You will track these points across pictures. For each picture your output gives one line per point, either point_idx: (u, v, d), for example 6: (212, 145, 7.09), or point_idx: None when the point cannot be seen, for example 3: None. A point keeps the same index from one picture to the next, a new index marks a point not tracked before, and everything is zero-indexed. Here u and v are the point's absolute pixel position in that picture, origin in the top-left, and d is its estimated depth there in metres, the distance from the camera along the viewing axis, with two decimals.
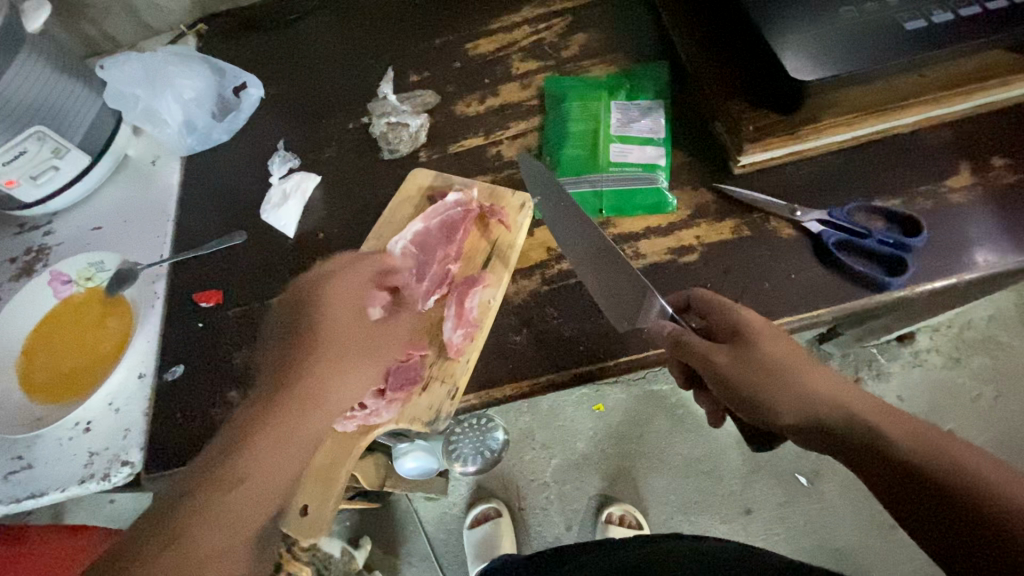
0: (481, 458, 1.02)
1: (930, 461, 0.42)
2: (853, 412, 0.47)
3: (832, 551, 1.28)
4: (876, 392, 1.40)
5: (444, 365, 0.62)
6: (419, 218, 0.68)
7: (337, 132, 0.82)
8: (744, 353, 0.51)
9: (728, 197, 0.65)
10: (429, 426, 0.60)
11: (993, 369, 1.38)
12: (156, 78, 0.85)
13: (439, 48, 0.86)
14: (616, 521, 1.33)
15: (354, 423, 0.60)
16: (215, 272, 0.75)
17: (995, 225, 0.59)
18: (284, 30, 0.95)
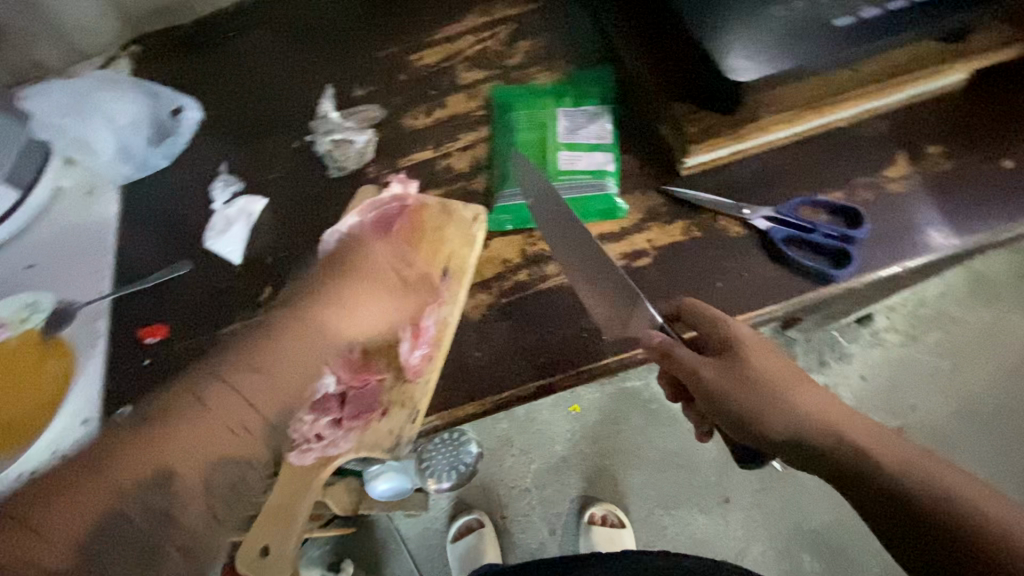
0: (459, 470, 1.00)
1: (922, 489, 0.45)
2: (845, 434, 0.48)
3: (809, 533, 1.31)
4: (841, 373, 1.45)
5: (403, 389, 0.59)
6: (354, 211, 0.66)
7: (283, 152, 0.79)
8: (740, 371, 0.51)
9: (679, 198, 0.65)
10: (391, 453, 0.57)
11: (948, 343, 1.44)
12: (86, 105, 0.84)
13: (384, 61, 0.84)
14: (598, 521, 1.33)
15: (312, 454, 0.58)
16: (159, 305, 0.72)
17: (932, 212, 0.60)
18: (223, 48, 0.92)
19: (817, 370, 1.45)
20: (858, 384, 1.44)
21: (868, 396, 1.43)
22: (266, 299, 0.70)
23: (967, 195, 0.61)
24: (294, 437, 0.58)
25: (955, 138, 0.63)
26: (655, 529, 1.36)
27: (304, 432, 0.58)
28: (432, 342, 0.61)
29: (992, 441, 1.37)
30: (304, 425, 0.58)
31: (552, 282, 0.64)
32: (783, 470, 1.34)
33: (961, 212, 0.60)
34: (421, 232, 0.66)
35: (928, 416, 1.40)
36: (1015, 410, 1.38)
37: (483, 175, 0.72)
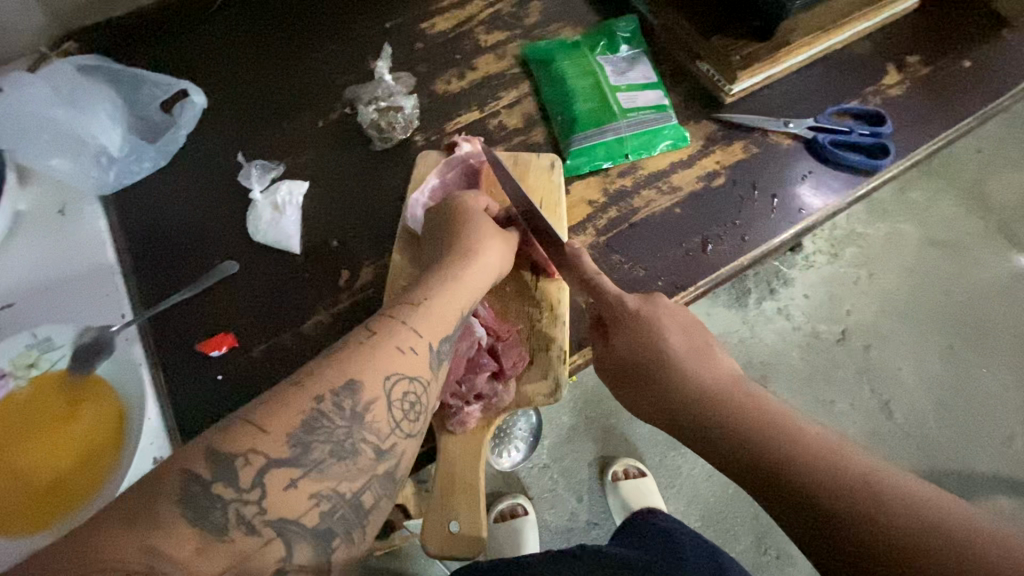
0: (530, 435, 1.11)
1: (780, 459, 0.40)
2: (724, 407, 0.45)
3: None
4: (789, 298, 1.40)
5: (543, 334, 0.58)
6: (433, 173, 0.66)
7: (309, 133, 0.73)
8: (630, 350, 0.52)
9: (729, 123, 0.72)
10: (553, 398, 0.56)
11: (863, 256, 1.43)
12: (76, 97, 0.69)
13: (392, 31, 0.79)
14: (621, 477, 1.22)
15: (475, 415, 0.54)
16: (215, 313, 0.63)
17: (927, 108, 0.73)
18: (189, 35, 0.80)
19: (768, 298, 1.40)
20: (803, 303, 1.39)
21: (815, 311, 1.38)
22: (347, 284, 0.64)
23: (947, 91, 0.74)
24: (452, 404, 0.54)
25: (925, 48, 0.76)
26: (671, 470, 1.28)
27: (462, 392, 0.54)
28: (553, 284, 0.60)
29: (950, 343, 1.35)
30: (461, 387, 0.54)
31: (643, 213, 0.67)
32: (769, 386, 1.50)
33: (947, 104, 0.73)
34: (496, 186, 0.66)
35: (865, 317, 1.37)
36: (979, 307, 1.38)
37: (540, 128, 0.73)
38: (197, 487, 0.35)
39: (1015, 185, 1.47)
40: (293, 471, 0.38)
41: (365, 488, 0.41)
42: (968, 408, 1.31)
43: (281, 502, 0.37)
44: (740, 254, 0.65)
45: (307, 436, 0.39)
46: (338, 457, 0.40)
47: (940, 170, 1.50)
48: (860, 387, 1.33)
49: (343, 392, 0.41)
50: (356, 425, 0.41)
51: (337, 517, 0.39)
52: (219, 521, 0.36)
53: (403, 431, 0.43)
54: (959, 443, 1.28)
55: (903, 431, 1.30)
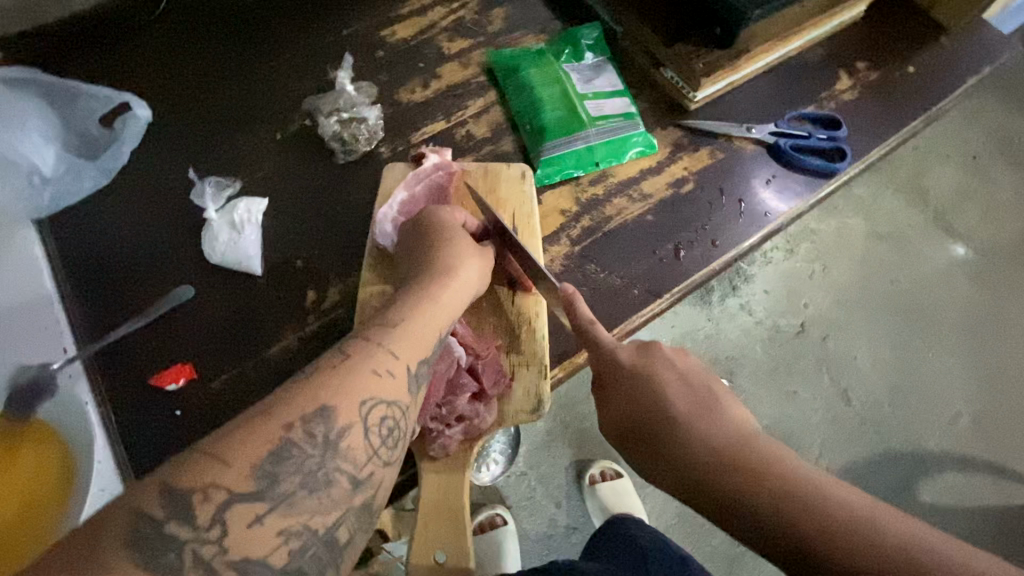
0: (508, 450, 1.11)
1: (743, 472, 0.40)
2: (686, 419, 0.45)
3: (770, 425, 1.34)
4: (750, 294, 1.44)
5: (522, 349, 0.57)
6: (401, 186, 0.63)
7: (266, 147, 0.69)
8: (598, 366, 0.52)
9: (695, 129, 0.73)
10: (536, 415, 0.55)
11: (818, 250, 1.48)
12: (6, 113, 0.65)
13: (351, 39, 0.76)
14: (599, 480, 1.21)
15: (457, 438, 0.52)
16: (168, 342, 0.58)
17: (877, 112, 0.76)
18: (128, 43, 0.74)
19: (732, 295, 1.43)
20: (763, 298, 1.44)
21: (775, 308, 1.43)
22: (313, 305, 0.61)
23: (894, 96, 0.77)
24: (434, 428, 0.52)
25: (873, 55, 0.80)
26: None
27: (443, 415, 0.52)
28: (529, 298, 0.59)
29: (900, 331, 1.42)
30: (442, 410, 0.52)
31: (616, 222, 0.67)
32: None
33: (895, 108, 0.76)
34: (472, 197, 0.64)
35: (821, 311, 1.43)
36: (923, 296, 1.46)
37: (509, 137, 0.72)
38: (150, 528, 0.31)
39: (947, 180, 1.57)
40: (259, 506, 0.34)
41: (339, 523, 0.36)
42: (918, 393, 1.37)
43: (245, 541, 0.33)
44: (712, 258, 0.66)
45: (275, 468, 0.35)
46: (310, 488, 0.36)
47: (882, 168, 1.58)
48: (820, 376, 1.38)
49: (314, 419, 0.37)
50: (328, 456, 0.36)
51: (309, 557, 0.35)
52: (174, 564, 0.31)
53: (382, 458, 0.39)
54: (911, 424, 1.35)
55: (860, 417, 1.35)
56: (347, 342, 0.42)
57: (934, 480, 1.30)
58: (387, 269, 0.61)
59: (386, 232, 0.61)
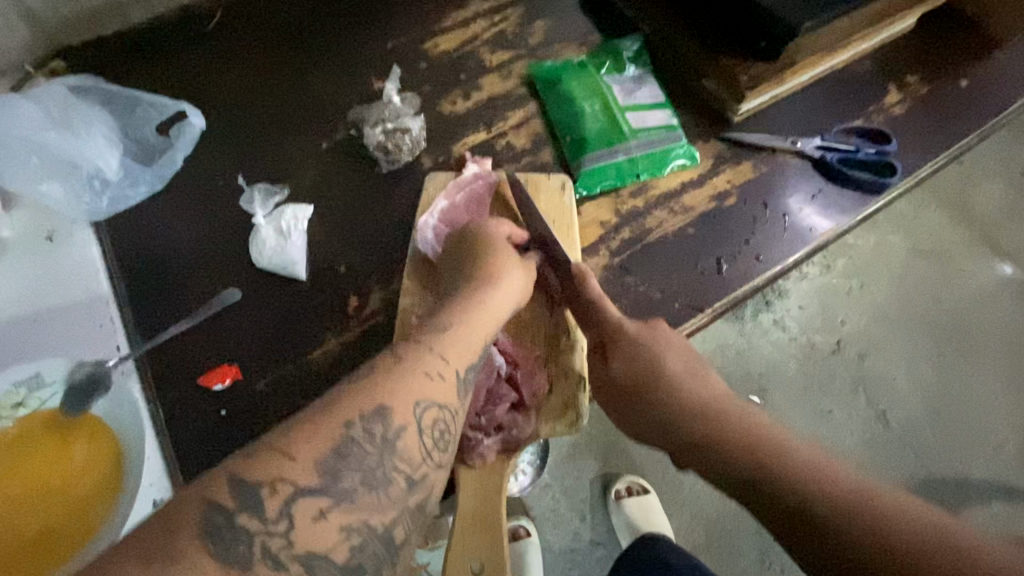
0: (535, 460, 1.10)
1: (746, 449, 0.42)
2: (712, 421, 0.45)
3: (803, 445, 1.29)
4: (784, 310, 1.39)
5: (560, 361, 0.57)
6: (443, 194, 0.64)
7: (312, 155, 0.71)
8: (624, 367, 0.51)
9: (738, 142, 0.72)
10: (573, 427, 0.55)
11: (857, 265, 1.43)
12: (69, 118, 0.67)
13: (395, 51, 0.78)
14: (626, 496, 1.19)
15: (495, 447, 0.52)
16: (218, 341, 0.60)
17: (928, 126, 0.74)
18: (183, 53, 0.77)
19: (765, 311, 1.39)
20: (799, 315, 1.39)
21: (811, 325, 1.38)
22: (355, 310, 0.62)
23: (946, 110, 0.75)
24: (473, 436, 0.52)
25: (923, 67, 0.78)
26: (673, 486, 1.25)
27: (483, 424, 0.53)
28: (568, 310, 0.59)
29: (943, 352, 1.37)
30: (483, 418, 0.53)
31: (657, 234, 0.66)
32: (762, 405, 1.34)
33: (947, 123, 0.74)
34: (513, 207, 0.65)
35: (860, 329, 1.38)
36: (967, 316, 1.40)
37: (549, 148, 0.72)
38: (221, 518, 0.32)
39: (993, 197, 1.51)
40: (323, 501, 0.34)
41: (397, 523, 0.37)
42: (961, 417, 1.32)
43: (311, 536, 0.34)
44: (756, 273, 0.64)
45: (337, 464, 0.35)
46: (368, 486, 0.36)
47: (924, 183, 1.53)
48: (856, 396, 1.33)
49: (373, 418, 0.37)
50: (386, 454, 0.37)
51: (367, 554, 0.35)
52: (242, 554, 0.32)
53: (434, 461, 0.40)
54: (954, 450, 1.29)
55: (899, 439, 1.30)
56: (398, 345, 0.43)
57: (978, 508, 1.25)
58: (428, 275, 0.62)
59: (429, 240, 0.62)
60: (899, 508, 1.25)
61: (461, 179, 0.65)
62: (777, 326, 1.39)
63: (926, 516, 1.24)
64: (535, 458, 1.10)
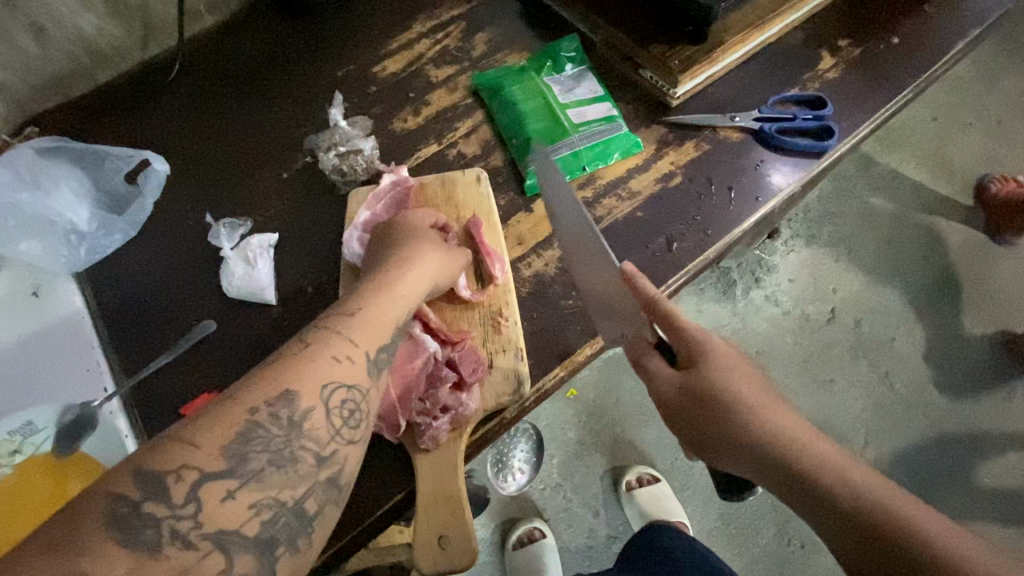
0: (531, 458, 1.19)
1: (794, 453, 0.47)
2: (830, 460, 0.46)
3: (809, 417, 1.29)
4: (774, 285, 1.40)
5: (496, 338, 0.61)
6: (364, 206, 0.68)
7: (274, 186, 0.74)
8: (714, 386, 0.51)
9: (680, 125, 0.74)
10: (518, 397, 0.58)
11: (840, 232, 1.44)
12: (40, 179, 0.71)
13: (345, 79, 0.82)
14: (636, 486, 1.19)
15: (444, 428, 0.55)
16: (198, 372, 0.63)
17: (864, 87, 0.76)
18: (147, 105, 0.81)
19: (754, 288, 1.39)
20: (789, 288, 1.39)
21: (801, 296, 1.38)
22: None
23: (881, 69, 0.77)
24: (420, 422, 0.55)
25: (855, 31, 0.80)
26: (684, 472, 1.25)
27: (428, 408, 0.55)
28: (499, 289, 0.63)
29: (938, 308, 1.37)
30: (426, 402, 0.56)
31: (607, 221, 0.69)
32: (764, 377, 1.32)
33: (882, 82, 0.76)
34: (437, 201, 0.69)
35: (850, 295, 1.38)
36: (959, 269, 1.40)
37: (498, 152, 0.75)
38: (128, 508, 0.37)
39: (970, 149, 1.51)
40: (230, 483, 0.40)
41: (306, 496, 0.43)
42: (960, 370, 1.31)
43: (218, 515, 0.39)
44: (707, 247, 0.66)
45: (244, 447, 0.41)
46: (276, 464, 0.42)
47: (899, 142, 1.53)
48: (855, 361, 1.33)
49: (279, 403, 0.43)
50: (293, 435, 0.43)
51: (280, 525, 0.41)
52: (150, 540, 0.37)
53: (345, 437, 0.46)
54: (958, 404, 1.29)
55: (904, 400, 1.30)
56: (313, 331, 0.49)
57: (994, 461, 1.24)
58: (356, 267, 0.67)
59: (358, 248, 0.66)
60: (914, 470, 1.24)
61: (384, 185, 0.69)
62: (769, 301, 1.39)
63: (940, 475, 1.24)
64: (530, 454, 1.18)
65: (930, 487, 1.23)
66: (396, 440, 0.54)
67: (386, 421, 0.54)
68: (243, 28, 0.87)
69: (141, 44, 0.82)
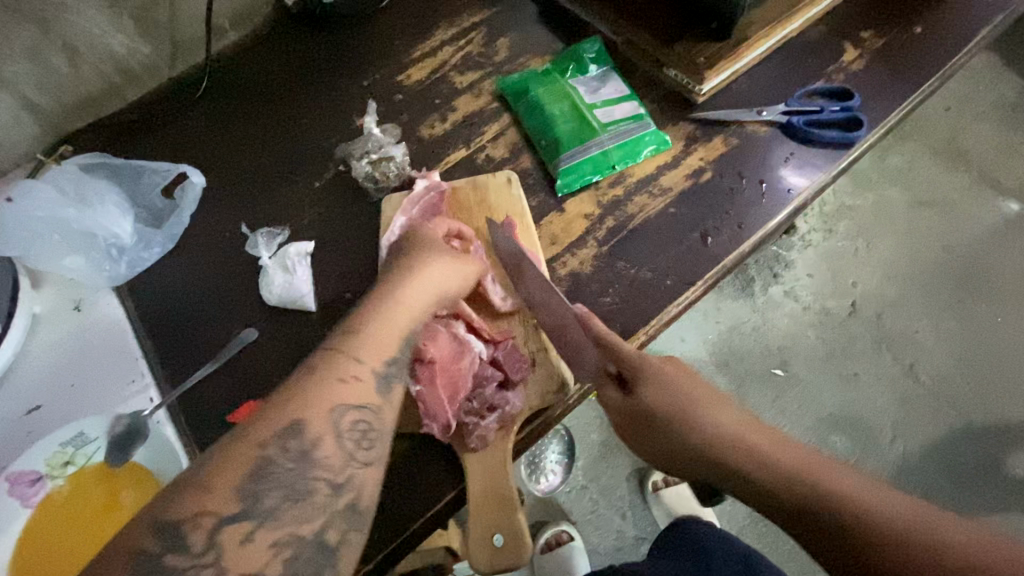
0: (563, 460, 1.22)
1: (735, 451, 0.48)
2: (764, 448, 0.48)
3: (835, 412, 1.27)
4: (793, 280, 1.39)
5: (537, 337, 0.61)
6: (400, 212, 0.69)
7: (307, 195, 0.75)
8: (654, 400, 0.53)
9: (706, 121, 0.74)
10: (562, 394, 0.59)
11: (859, 225, 1.43)
12: (82, 192, 0.72)
13: (370, 88, 0.83)
14: (663, 486, 1.19)
15: (493, 426, 0.56)
16: (243, 381, 0.63)
17: (889, 77, 0.76)
18: (179, 121, 0.83)
19: (774, 284, 1.39)
20: (809, 282, 1.39)
21: (822, 290, 1.38)
22: None
23: (904, 59, 0.77)
24: (469, 422, 0.55)
25: (876, 22, 0.80)
26: None
27: (476, 407, 0.56)
28: None
29: (962, 298, 1.35)
30: (474, 400, 0.56)
31: (639, 219, 0.69)
32: (786, 373, 1.31)
33: (907, 72, 0.76)
34: (468, 205, 0.70)
35: (871, 287, 1.37)
36: (980, 259, 1.39)
37: (526, 154, 0.76)
38: (146, 558, 0.39)
39: (986, 137, 1.50)
40: (245, 526, 0.41)
41: (327, 528, 0.43)
42: (988, 360, 1.30)
43: (240, 558, 0.40)
44: (740, 242, 0.67)
45: (256, 487, 0.42)
46: (285, 509, 0.43)
47: (913, 133, 1.52)
48: (879, 354, 1.32)
49: (288, 435, 0.44)
50: (303, 473, 0.44)
51: (303, 561, 0.42)
52: None
53: (359, 461, 0.46)
54: (988, 394, 1.27)
55: (932, 392, 1.28)
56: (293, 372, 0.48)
57: None
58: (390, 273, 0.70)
59: None
60: (945, 464, 1.23)
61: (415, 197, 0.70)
62: (789, 296, 1.38)
63: (970, 467, 1.22)
64: (563, 456, 1.22)
65: (962, 480, 1.21)
66: (446, 440, 0.55)
67: (436, 421, 0.54)
68: (268, 43, 0.88)
69: (170, 61, 0.84)
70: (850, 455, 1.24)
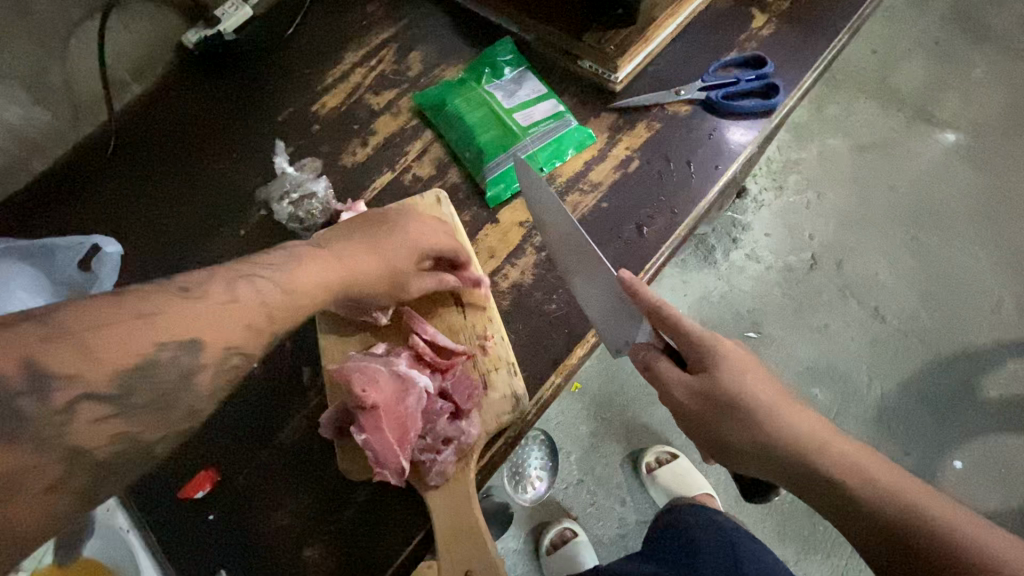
0: (547, 463, 1.21)
1: (810, 454, 0.47)
2: (839, 454, 0.46)
3: (811, 365, 1.29)
4: (751, 242, 1.40)
5: (487, 358, 0.60)
6: None
7: (235, 245, 0.73)
8: (718, 387, 0.50)
9: (628, 109, 0.74)
10: (517, 413, 0.58)
11: (807, 179, 1.45)
12: None
13: (286, 123, 0.80)
14: (656, 467, 1.19)
15: (451, 459, 0.55)
16: (178, 455, 0.58)
17: (800, 38, 0.76)
18: (93, 185, 0.79)
19: (734, 248, 1.40)
20: (767, 242, 1.40)
21: (780, 249, 1.39)
22: (311, 380, 0.61)
23: (812, 17, 0.77)
24: (423, 459, 0.54)
25: None
26: None
27: (430, 443, 0.55)
28: (481, 308, 0.62)
29: (915, 235, 1.38)
30: (427, 437, 0.55)
31: (575, 218, 0.68)
32: (758, 334, 1.32)
33: (817, 30, 0.77)
34: None
35: (827, 237, 1.39)
36: (926, 193, 1.42)
37: (454, 168, 0.74)
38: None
39: (916, 74, 1.53)
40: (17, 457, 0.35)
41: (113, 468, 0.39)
42: (946, 289, 1.33)
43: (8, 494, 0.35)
44: (677, 226, 0.66)
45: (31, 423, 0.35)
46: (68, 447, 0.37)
47: (846, 81, 1.55)
48: (846, 301, 1.34)
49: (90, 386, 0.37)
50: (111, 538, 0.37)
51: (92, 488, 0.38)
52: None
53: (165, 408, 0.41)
54: (951, 323, 1.31)
55: (899, 330, 1.31)
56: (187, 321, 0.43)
57: (995, 373, 1.26)
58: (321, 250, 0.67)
59: None
60: (921, 397, 1.26)
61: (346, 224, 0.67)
62: (750, 258, 1.39)
63: (947, 396, 1.25)
64: (546, 459, 1.21)
65: (939, 410, 1.24)
66: (402, 483, 0.53)
67: (388, 467, 0.53)
68: (174, 88, 0.84)
69: (72, 122, 0.79)
70: (831, 405, 1.26)
